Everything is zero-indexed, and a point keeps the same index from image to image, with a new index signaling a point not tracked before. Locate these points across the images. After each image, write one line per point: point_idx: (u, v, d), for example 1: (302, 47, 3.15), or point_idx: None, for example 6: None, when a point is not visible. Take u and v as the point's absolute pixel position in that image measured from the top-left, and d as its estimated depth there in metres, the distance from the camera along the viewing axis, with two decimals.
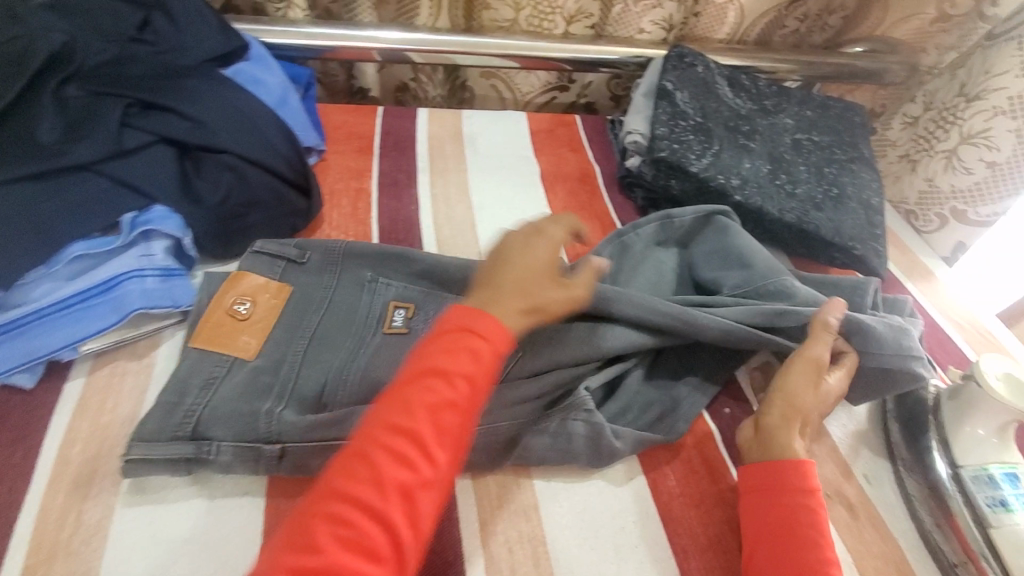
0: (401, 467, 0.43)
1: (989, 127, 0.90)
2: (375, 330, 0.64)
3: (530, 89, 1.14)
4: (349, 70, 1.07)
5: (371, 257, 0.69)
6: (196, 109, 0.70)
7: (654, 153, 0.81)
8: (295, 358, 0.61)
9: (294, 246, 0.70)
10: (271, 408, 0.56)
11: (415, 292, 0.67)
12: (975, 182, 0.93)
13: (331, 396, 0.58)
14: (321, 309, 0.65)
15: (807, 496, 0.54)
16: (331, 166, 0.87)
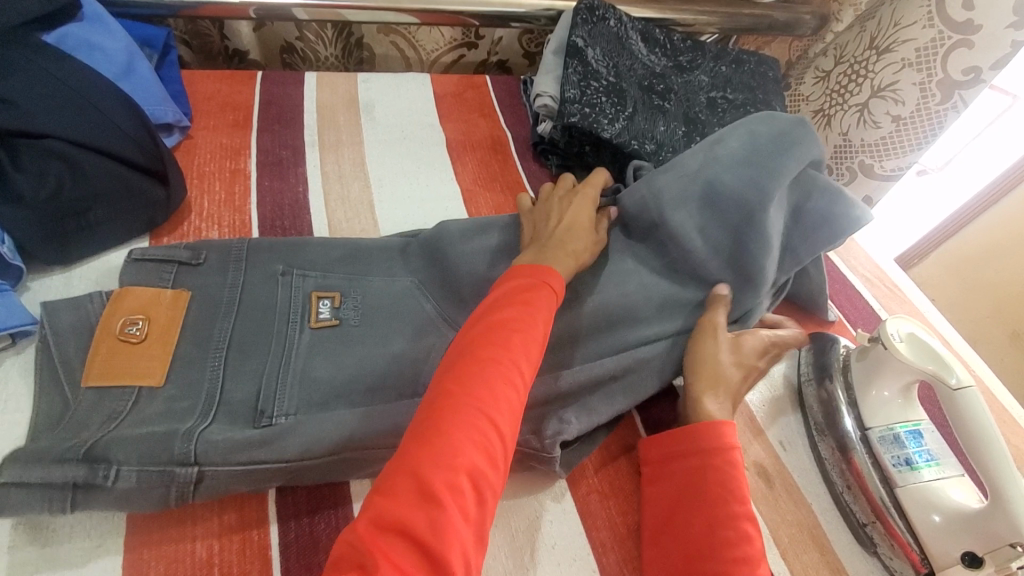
0: (516, 396, 0.44)
1: (896, 80, 0.91)
2: (300, 326, 0.57)
3: (436, 47, 1.04)
4: (221, 28, 0.92)
5: (280, 248, 0.62)
6: (2, 85, 0.57)
7: (564, 119, 0.75)
8: (215, 371, 0.52)
9: (185, 246, 0.60)
10: (194, 426, 0.48)
11: (338, 278, 0.61)
12: (881, 137, 0.95)
13: (270, 402, 0.51)
14: (232, 312, 0.57)
15: (713, 456, 0.51)
16: (198, 144, 0.75)
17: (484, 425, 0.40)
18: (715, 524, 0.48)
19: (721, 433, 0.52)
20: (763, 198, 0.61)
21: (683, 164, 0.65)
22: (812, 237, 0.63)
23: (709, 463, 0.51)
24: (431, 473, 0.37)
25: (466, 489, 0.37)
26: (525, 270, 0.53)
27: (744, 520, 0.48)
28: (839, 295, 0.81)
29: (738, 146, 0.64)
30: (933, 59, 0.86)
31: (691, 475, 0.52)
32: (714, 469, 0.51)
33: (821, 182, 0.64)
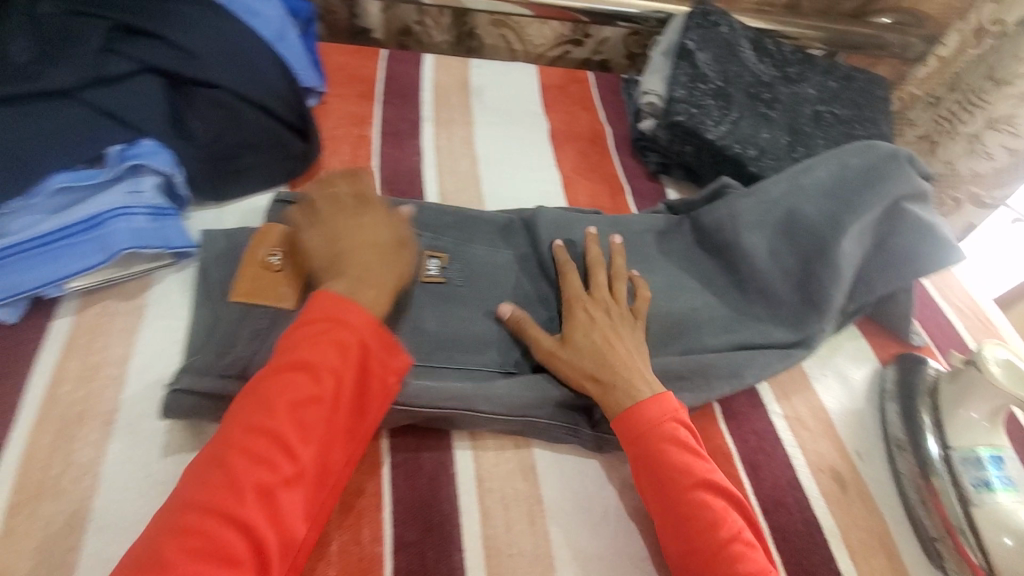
0: (285, 440, 0.44)
1: (1014, 113, 0.88)
2: (411, 279, 0.62)
3: (543, 41, 1.09)
4: (352, 6, 1.01)
5: (401, 209, 0.67)
6: (187, 37, 0.65)
7: (670, 117, 0.78)
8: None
9: (320, 197, 0.67)
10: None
11: (448, 240, 0.66)
12: (995, 168, 0.94)
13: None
14: None
15: (668, 441, 0.52)
16: (330, 110, 0.82)
17: (256, 470, 0.43)
18: (691, 499, 0.49)
19: (648, 412, 0.53)
20: (838, 227, 0.67)
21: (767, 191, 0.71)
22: (887, 271, 0.69)
23: (652, 445, 0.52)
24: (201, 508, 0.41)
25: (261, 522, 0.41)
26: (345, 310, 0.50)
27: (701, 487, 0.50)
28: (929, 321, 0.80)
29: (823, 171, 0.70)
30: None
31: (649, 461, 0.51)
32: (659, 448, 0.51)
33: (901, 220, 0.69)
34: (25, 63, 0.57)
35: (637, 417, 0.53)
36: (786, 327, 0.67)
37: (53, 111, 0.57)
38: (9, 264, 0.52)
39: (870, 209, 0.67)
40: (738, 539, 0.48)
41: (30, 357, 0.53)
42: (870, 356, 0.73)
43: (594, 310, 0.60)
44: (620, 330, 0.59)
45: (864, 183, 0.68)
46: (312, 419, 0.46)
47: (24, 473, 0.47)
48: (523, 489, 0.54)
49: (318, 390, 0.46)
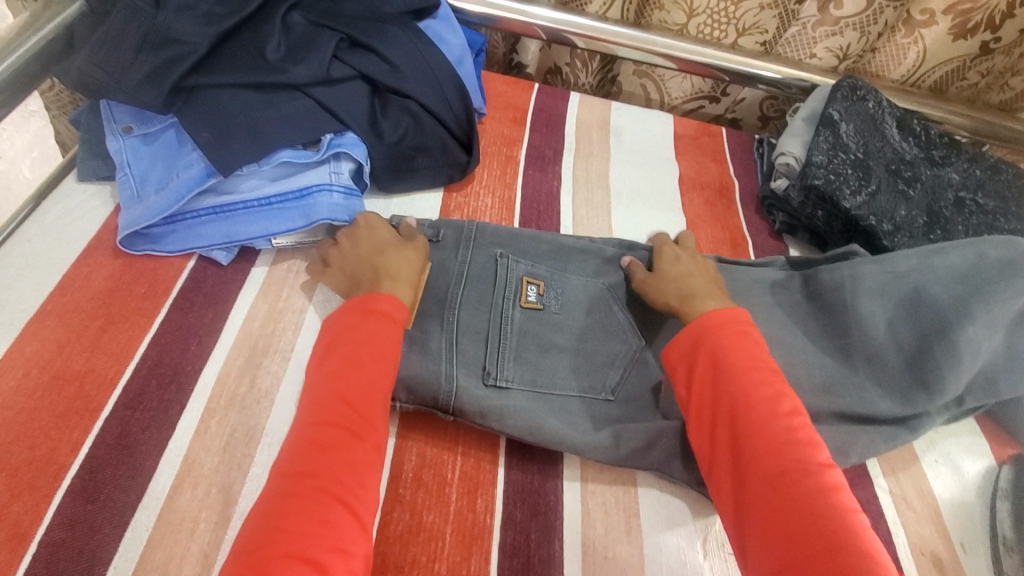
0: (354, 432, 0.49)
1: None
2: (513, 302, 0.65)
3: (680, 95, 1.14)
4: (512, 44, 1.12)
5: (501, 236, 0.70)
6: (395, 54, 0.77)
7: (807, 180, 0.80)
8: (450, 326, 0.62)
9: (428, 224, 0.70)
10: (449, 370, 0.58)
11: (544, 268, 0.69)
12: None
13: (494, 365, 0.60)
14: (461, 281, 0.65)
15: (739, 338, 0.56)
16: (486, 130, 0.92)
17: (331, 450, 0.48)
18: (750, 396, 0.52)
19: (711, 320, 0.57)
20: (967, 313, 0.66)
21: (896, 263, 0.70)
22: (1012, 372, 0.68)
23: (728, 341, 0.56)
24: (294, 484, 0.45)
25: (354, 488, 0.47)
26: (386, 310, 0.56)
27: (765, 380, 0.53)
28: None
29: (960, 254, 0.70)
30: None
31: (714, 363, 0.55)
32: (730, 342, 0.56)
33: None
34: (276, 60, 0.70)
35: (710, 319, 0.58)
36: (896, 401, 0.65)
37: (289, 99, 0.69)
38: (239, 215, 0.65)
39: (1001, 299, 0.68)
40: (794, 419, 0.51)
41: (234, 293, 0.63)
42: (984, 451, 0.70)
43: (683, 254, 0.69)
44: (696, 268, 0.67)
45: (997, 272, 0.69)
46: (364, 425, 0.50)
47: (219, 385, 0.56)
48: (622, 499, 0.57)
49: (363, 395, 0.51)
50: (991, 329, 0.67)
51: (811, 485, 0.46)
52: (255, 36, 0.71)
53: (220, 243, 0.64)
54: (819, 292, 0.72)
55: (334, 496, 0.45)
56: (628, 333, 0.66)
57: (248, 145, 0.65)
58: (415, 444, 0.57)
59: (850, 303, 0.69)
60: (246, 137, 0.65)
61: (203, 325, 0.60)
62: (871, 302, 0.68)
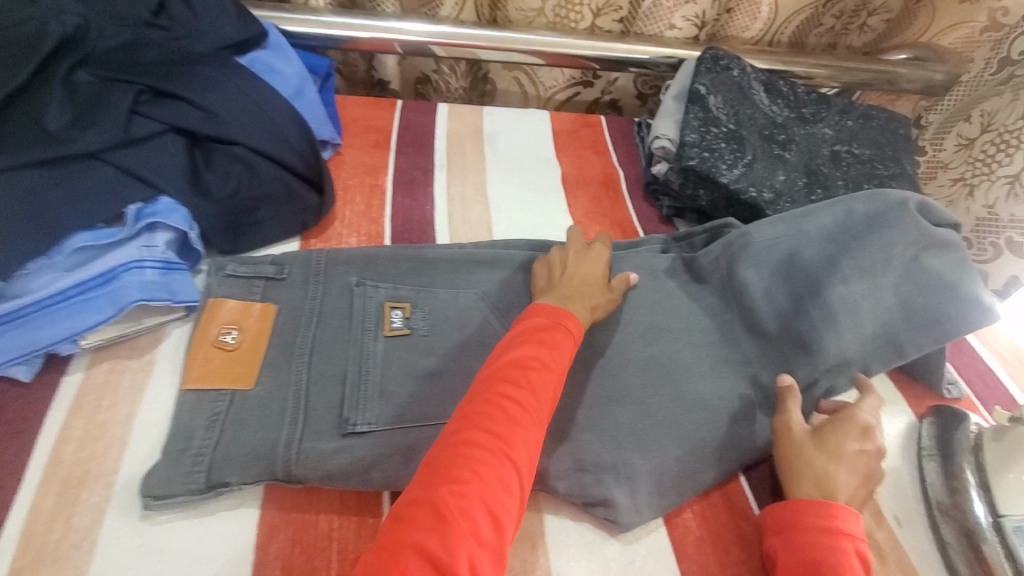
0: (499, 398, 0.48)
1: None
2: (375, 333, 0.60)
3: (553, 84, 1.11)
4: (370, 60, 1.05)
5: (356, 263, 0.66)
6: (208, 98, 0.67)
7: (682, 162, 0.77)
8: (300, 376, 0.57)
9: (270, 262, 0.65)
10: (291, 436, 0.52)
11: (409, 289, 0.65)
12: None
13: (354, 411, 0.55)
14: (312, 322, 0.61)
15: (833, 541, 0.49)
16: (345, 160, 0.84)
17: (502, 419, 0.47)
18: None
19: (825, 513, 0.50)
20: (838, 271, 0.64)
21: (765, 231, 0.68)
22: (910, 327, 0.64)
23: (822, 554, 0.48)
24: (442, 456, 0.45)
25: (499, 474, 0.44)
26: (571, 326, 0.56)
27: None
28: (967, 370, 0.73)
29: (835, 211, 0.67)
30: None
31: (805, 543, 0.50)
32: (822, 556, 0.48)
33: (925, 278, 0.65)
34: (57, 129, 0.59)
35: (832, 511, 0.50)
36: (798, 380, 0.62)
37: (83, 171, 0.59)
38: (35, 319, 0.54)
39: (875, 254, 0.65)
40: None
41: (42, 415, 0.54)
42: (903, 408, 0.68)
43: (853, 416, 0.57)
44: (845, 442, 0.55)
45: (877, 231, 0.66)
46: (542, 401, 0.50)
47: (26, 536, 0.47)
48: (531, 559, 0.51)
49: (545, 375, 0.51)
50: (872, 286, 0.64)
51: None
52: (26, 104, 0.60)
53: (17, 357, 0.54)
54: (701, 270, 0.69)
55: (502, 456, 0.45)
56: None
57: (32, 240, 0.54)
58: (278, 552, 0.49)
59: (733, 275, 0.67)
60: (31, 230, 0.54)
61: (3, 464, 0.50)
62: (752, 270, 0.66)
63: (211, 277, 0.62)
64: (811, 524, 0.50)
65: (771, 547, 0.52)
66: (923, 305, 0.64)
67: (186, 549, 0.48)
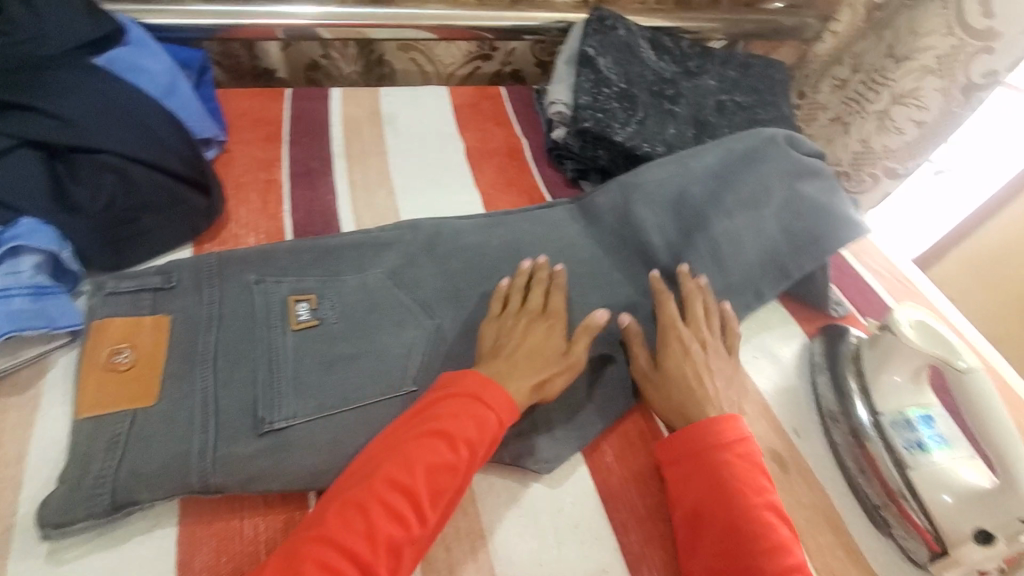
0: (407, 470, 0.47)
1: (918, 86, 0.89)
2: (282, 329, 0.60)
3: (452, 60, 1.09)
4: (251, 49, 0.99)
5: (251, 259, 0.64)
6: (63, 106, 0.61)
7: (579, 124, 0.79)
8: (206, 383, 0.55)
9: (155, 271, 0.61)
10: (203, 444, 0.51)
11: (312, 280, 0.64)
12: (906, 142, 0.94)
13: (269, 410, 0.54)
14: (213, 326, 0.59)
15: (721, 452, 0.53)
16: (234, 158, 0.80)
17: (395, 498, 0.46)
18: (741, 513, 0.50)
19: (712, 431, 0.54)
20: (717, 204, 0.72)
21: (655, 175, 0.74)
22: (795, 251, 0.71)
23: (703, 466, 0.53)
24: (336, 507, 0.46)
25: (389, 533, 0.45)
26: (502, 404, 0.53)
27: (767, 509, 0.50)
28: (851, 290, 0.80)
29: (716, 151, 0.75)
30: (955, 65, 0.85)
31: (698, 465, 0.53)
32: (718, 473, 0.52)
33: (803, 206, 0.72)
34: None
35: (710, 429, 0.54)
36: None
37: None
38: None
39: (750, 186, 0.73)
40: (763, 542, 0.48)
41: None
42: (797, 331, 0.74)
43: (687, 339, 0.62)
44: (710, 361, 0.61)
45: (750, 169, 0.73)
46: (444, 485, 0.48)
47: None
48: (463, 525, 0.53)
49: (457, 464, 0.49)
50: (753, 218, 0.72)
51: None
52: None
53: None
54: (599, 218, 0.76)
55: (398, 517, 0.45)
56: (422, 324, 0.64)
57: None
58: (203, 565, 0.48)
59: (631, 216, 0.74)
60: None
61: None
62: (647, 209, 0.73)
63: (94, 297, 0.59)
64: (696, 449, 0.54)
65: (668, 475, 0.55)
66: (804, 230, 0.71)
67: None
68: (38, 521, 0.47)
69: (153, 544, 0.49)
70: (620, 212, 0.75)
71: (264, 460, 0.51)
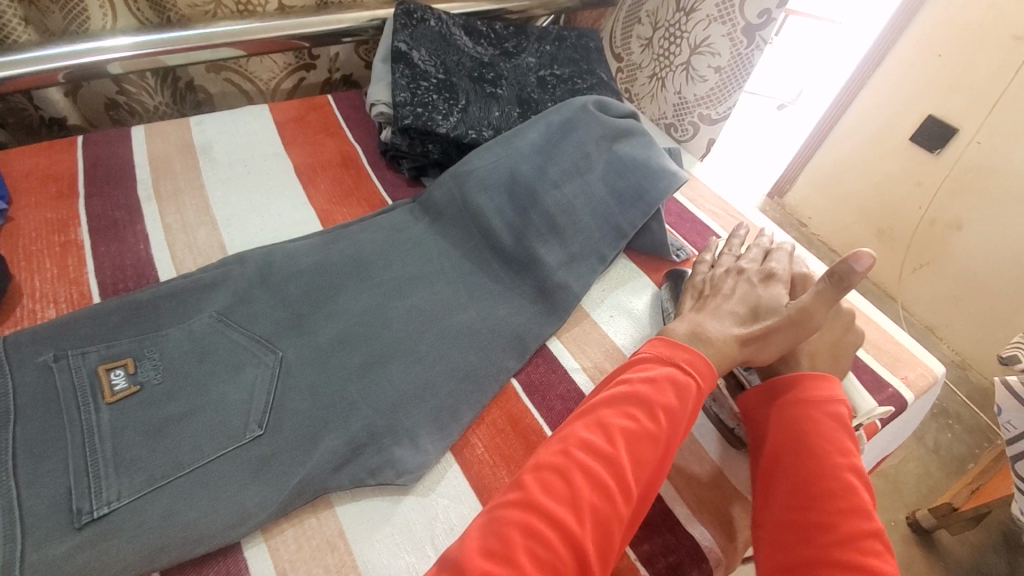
0: (564, 462, 0.47)
1: (708, 35, 0.95)
2: (94, 405, 0.53)
3: (272, 74, 1.03)
4: (33, 100, 0.88)
5: (46, 335, 0.56)
6: None
7: (399, 122, 0.78)
8: (2, 486, 0.47)
9: None
10: (7, 556, 0.44)
11: (127, 343, 0.58)
12: (710, 88, 0.99)
13: (87, 498, 0.48)
14: (4, 421, 0.51)
15: (808, 406, 0.55)
16: (18, 224, 0.70)
17: (597, 470, 0.47)
18: (828, 470, 0.50)
19: (820, 384, 0.56)
20: (547, 177, 0.74)
21: (485, 159, 0.76)
22: (626, 210, 0.74)
23: (810, 410, 0.54)
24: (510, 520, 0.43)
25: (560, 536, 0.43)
26: (703, 371, 0.55)
27: (850, 470, 0.50)
28: (691, 233, 0.85)
29: (537, 127, 0.77)
30: (732, 11, 0.91)
31: (789, 425, 0.54)
32: (818, 424, 0.53)
33: (622, 165, 0.76)
34: None
35: (795, 382, 0.57)
36: (545, 293, 0.70)
37: None
38: None
39: (571, 156, 0.76)
40: (837, 507, 0.48)
41: None
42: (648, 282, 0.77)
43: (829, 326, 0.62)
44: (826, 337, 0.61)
45: (570, 139, 0.77)
46: (646, 453, 0.49)
47: None
48: (333, 561, 0.50)
49: (613, 452, 0.48)
50: (579, 186, 0.75)
51: (849, 556, 0.45)
52: None
53: None
54: (439, 213, 0.75)
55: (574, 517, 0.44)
56: (262, 361, 0.60)
57: None
58: None
59: (467, 204, 0.74)
60: None
61: None
62: (482, 194, 0.74)
63: None
64: (799, 396, 0.56)
65: (760, 428, 0.56)
66: (630, 187, 0.75)
67: None
68: None
69: None
70: (457, 203, 0.74)
71: (88, 554, 0.45)
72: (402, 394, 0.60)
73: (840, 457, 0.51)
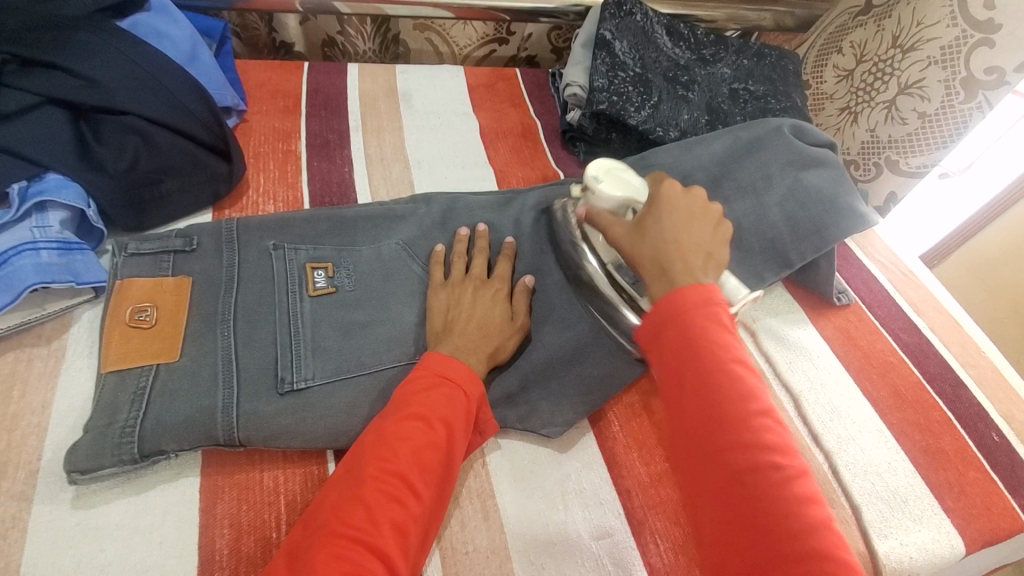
0: (367, 454, 0.47)
1: (922, 77, 0.88)
2: (299, 295, 0.61)
3: (468, 42, 1.10)
4: (270, 21, 0.99)
5: (269, 226, 0.65)
6: (87, 65, 0.62)
7: (593, 107, 0.81)
8: (227, 340, 0.56)
9: (176, 234, 0.62)
10: (228, 400, 0.52)
11: (329, 248, 0.65)
12: (909, 133, 0.90)
13: (289, 371, 0.55)
14: (232, 288, 0.60)
15: (712, 351, 0.42)
16: (253, 127, 0.81)
17: (386, 479, 0.46)
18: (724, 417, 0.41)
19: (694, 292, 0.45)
20: (724, 188, 0.74)
21: (666, 159, 0.77)
22: (798, 238, 0.72)
23: (686, 325, 0.43)
24: (371, 467, 0.46)
25: (407, 507, 0.45)
26: (464, 387, 0.53)
27: (760, 414, 0.41)
28: (855, 279, 0.82)
29: (723, 138, 0.78)
30: (958, 56, 0.85)
31: (682, 351, 0.43)
32: (701, 371, 0.42)
33: (806, 193, 0.73)
34: None
35: (678, 294, 0.45)
36: None
37: None
38: None
39: (750, 173, 0.74)
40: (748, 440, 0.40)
41: None
42: (802, 316, 0.76)
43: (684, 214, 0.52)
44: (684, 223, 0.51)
45: (755, 156, 0.75)
46: (430, 462, 0.48)
47: None
48: (475, 486, 0.55)
49: (396, 464, 0.46)
50: (756, 204, 0.73)
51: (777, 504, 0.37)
52: None
53: None
54: None
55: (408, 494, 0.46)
56: None
57: None
58: (224, 512, 0.50)
59: None
60: None
61: None
62: None
63: (114, 256, 0.60)
64: (676, 322, 0.44)
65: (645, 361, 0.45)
66: (812, 215, 0.72)
67: (123, 524, 0.48)
68: (65, 464, 0.48)
69: (178, 491, 0.51)
70: None
71: (287, 417, 0.53)
72: (554, 358, 0.63)
73: (748, 392, 0.41)
